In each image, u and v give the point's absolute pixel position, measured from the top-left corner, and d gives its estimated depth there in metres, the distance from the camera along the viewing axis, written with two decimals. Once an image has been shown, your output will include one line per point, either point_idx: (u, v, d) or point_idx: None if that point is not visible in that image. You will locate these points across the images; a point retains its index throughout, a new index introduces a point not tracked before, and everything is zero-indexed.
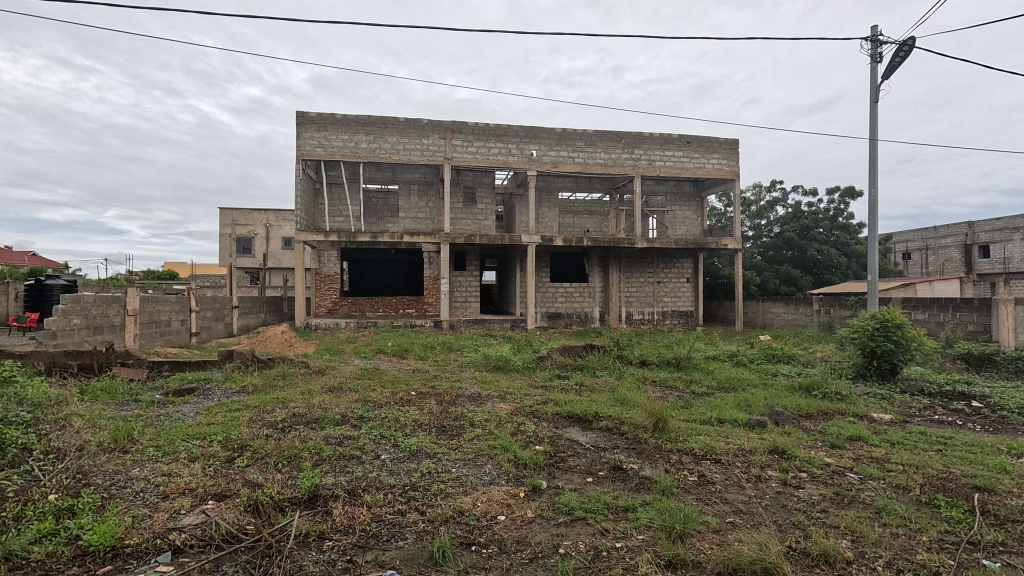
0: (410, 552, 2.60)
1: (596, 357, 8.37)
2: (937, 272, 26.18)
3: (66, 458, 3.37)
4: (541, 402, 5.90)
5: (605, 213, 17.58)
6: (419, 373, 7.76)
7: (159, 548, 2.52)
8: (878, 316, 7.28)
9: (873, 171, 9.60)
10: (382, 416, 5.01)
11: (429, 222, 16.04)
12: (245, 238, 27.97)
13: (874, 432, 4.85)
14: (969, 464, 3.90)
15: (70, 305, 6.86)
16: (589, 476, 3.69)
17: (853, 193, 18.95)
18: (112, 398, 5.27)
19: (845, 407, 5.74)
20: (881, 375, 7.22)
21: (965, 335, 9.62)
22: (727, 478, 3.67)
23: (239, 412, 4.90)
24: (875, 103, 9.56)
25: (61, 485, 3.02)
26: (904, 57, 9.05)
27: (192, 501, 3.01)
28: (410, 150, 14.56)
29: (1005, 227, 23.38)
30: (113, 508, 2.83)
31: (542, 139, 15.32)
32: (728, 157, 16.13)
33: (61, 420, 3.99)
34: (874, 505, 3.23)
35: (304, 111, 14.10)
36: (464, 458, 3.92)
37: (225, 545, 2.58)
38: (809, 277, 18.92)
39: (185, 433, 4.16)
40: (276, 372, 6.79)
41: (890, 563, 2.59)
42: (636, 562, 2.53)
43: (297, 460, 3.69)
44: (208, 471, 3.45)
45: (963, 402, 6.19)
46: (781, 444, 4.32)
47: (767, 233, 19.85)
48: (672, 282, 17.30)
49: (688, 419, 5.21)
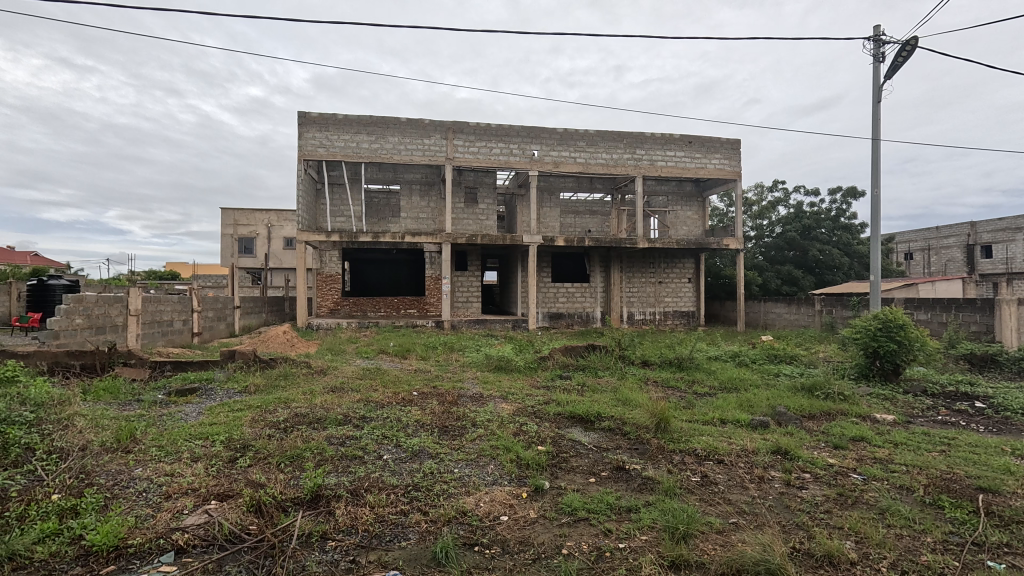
0: (413, 553, 2.60)
1: (598, 358, 8.36)
2: (939, 272, 26.20)
3: (69, 458, 3.37)
4: (543, 402, 5.90)
5: (606, 213, 17.58)
6: (420, 373, 7.76)
7: (162, 548, 2.52)
8: (881, 316, 7.26)
9: (875, 171, 9.58)
10: (384, 416, 5.01)
11: (431, 222, 16.04)
12: (246, 238, 28.03)
13: (878, 433, 4.84)
14: (974, 465, 3.89)
15: (73, 305, 6.87)
16: (591, 476, 3.68)
17: (855, 194, 18.92)
18: (115, 397, 5.29)
19: (847, 408, 5.73)
20: (884, 376, 7.20)
21: (968, 336, 9.60)
22: (730, 479, 3.66)
23: (241, 412, 4.90)
24: (877, 103, 9.55)
25: (65, 485, 3.03)
26: (906, 56, 9.04)
27: (195, 501, 3.01)
28: (411, 150, 14.56)
29: (1007, 227, 23.30)
30: (116, 507, 2.83)
31: (544, 139, 15.32)
32: (730, 157, 16.11)
33: (64, 420, 3.99)
34: (878, 505, 3.22)
35: (306, 111, 14.13)
36: (467, 459, 3.92)
37: (228, 545, 2.58)
38: (810, 277, 18.89)
39: (187, 432, 4.16)
40: (278, 372, 6.80)
41: (894, 564, 2.58)
42: (640, 563, 2.52)
43: (300, 460, 3.69)
44: (211, 470, 3.45)
45: (966, 403, 6.16)
46: (784, 444, 4.32)
47: (769, 233, 19.82)
48: (673, 283, 17.28)
49: (691, 419, 5.19)
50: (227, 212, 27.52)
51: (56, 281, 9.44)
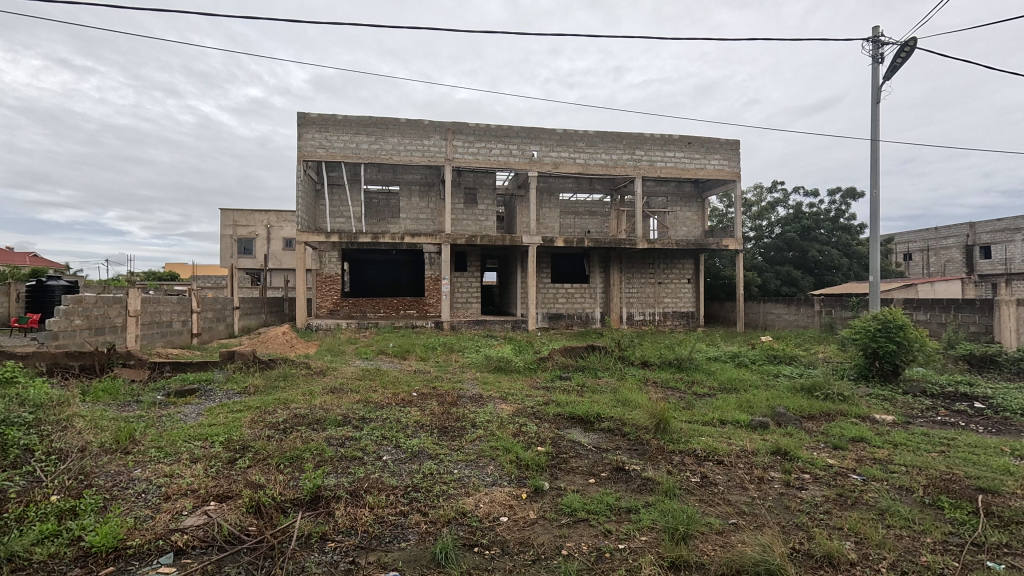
0: (412, 553, 2.60)
1: (598, 358, 8.36)
2: (938, 273, 26.24)
3: (68, 459, 3.37)
4: (543, 403, 5.90)
5: (606, 214, 17.58)
6: (420, 373, 7.76)
7: (161, 549, 2.52)
8: (880, 317, 7.26)
9: (874, 171, 9.59)
10: (384, 417, 5.01)
11: (430, 223, 16.04)
12: (246, 239, 28.02)
13: (877, 433, 4.84)
14: (974, 466, 3.88)
15: (72, 306, 6.87)
16: (591, 477, 3.68)
17: (854, 194, 18.93)
18: (115, 398, 5.29)
19: (847, 408, 5.73)
20: (883, 376, 7.20)
21: (967, 336, 9.61)
22: (730, 479, 3.67)
23: (241, 413, 4.90)
24: (876, 103, 9.56)
25: (64, 486, 3.02)
26: (905, 57, 9.06)
27: (194, 502, 3.00)
28: (411, 150, 14.57)
29: (1006, 228, 23.31)
30: (115, 508, 2.83)
31: (543, 139, 15.33)
32: (730, 158, 16.13)
33: (64, 421, 3.99)
34: (877, 506, 3.22)
35: (306, 112, 14.13)
36: (466, 460, 3.91)
37: (227, 546, 2.58)
38: (810, 277, 18.90)
39: (187, 433, 4.16)
40: (278, 373, 6.80)
41: (894, 565, 2.58)
42: (639, 564, 2.52)
43: (299, 461, 3.69)
44: (210, 471, 3.45)
45: (965, 403, 6.17)
46: (783, 445, 4.32)
47: (768, 233, 19.84)
48: (673, 283, 17.29)
49: (690, 420, 5.20)
50: (226, 212, 27.52)
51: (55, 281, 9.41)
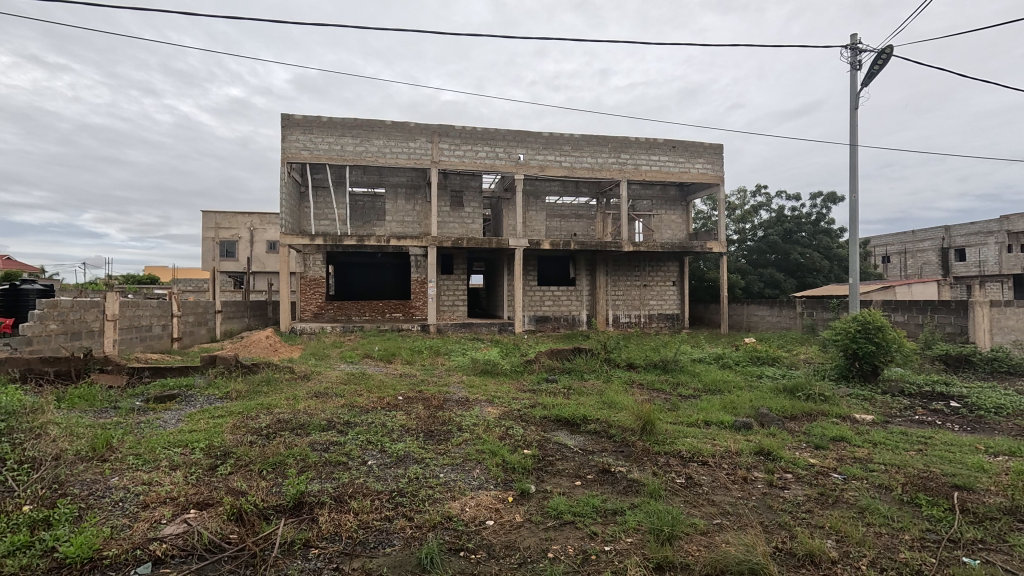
0: (398, 559, 2.57)
1: (584, 360, 8.39)
2: (915, 274, 26.99)
3: (42, 468, 3.27)
4: (529, 405, 5.90)
5: (592, 217, 17.73)
6: (406, 376, 7.75)
7: (139, 559, 2.46)
8: (860, 318, 7.42)
9: (855, 175, 9.81)
10: (369, 421, 4.98)
11: (416, 226, 15.97)
12: (228, 241, 27.60)
13: (857, 432, 4.95)
14: (949, 464, 3.98)
15: (47, 311, 6.71)
16: (577, 479, 3.69)
17: (835, 199, 19.31)
18: (91, 405, 5.14)
19: (828, 408, 5.86)
20: (863, 376, 7.36)
21: (943, 337, 9.86)
22: (713, 480, 3.70)
23: (222, 419, 4.80)
24: (855, 109, 9.79)
25: (37, 495, 2.93)
26: (882, 65, 9.31)
27: (173, 510, 2.94)
28: (397, 153, 14.49)
29: (979, 231, 23.98)
30: (91, 518, 2.75)
31: (530, 142, 15.38)
32: (713, 161, 16.44)
33: (37, 429, 3.87)
34: (858, 504, 3.28)
35: (289, 113, 13.95)
36: (452, 463, 3.89)
37: (208, 555, 2.52)
38: (792, 280, 19.23)
39: (166, 440, 4.06)
40: (261, 378, 6.68)
41: (874, 562, 2.62)
42: (625, 565, 2.53)
43: (283, 467, 3.64)
44: (190, 479, 3.36)
45: (941, 402, 6.34)
46: (767, 445, 4.39)
47: (751, 237, 20.16)
48: (658, 286, 17.43)
49: (676, 421, 5.25)
50: (207, 215, 27.13)
51: (29, 287, 9.10)
